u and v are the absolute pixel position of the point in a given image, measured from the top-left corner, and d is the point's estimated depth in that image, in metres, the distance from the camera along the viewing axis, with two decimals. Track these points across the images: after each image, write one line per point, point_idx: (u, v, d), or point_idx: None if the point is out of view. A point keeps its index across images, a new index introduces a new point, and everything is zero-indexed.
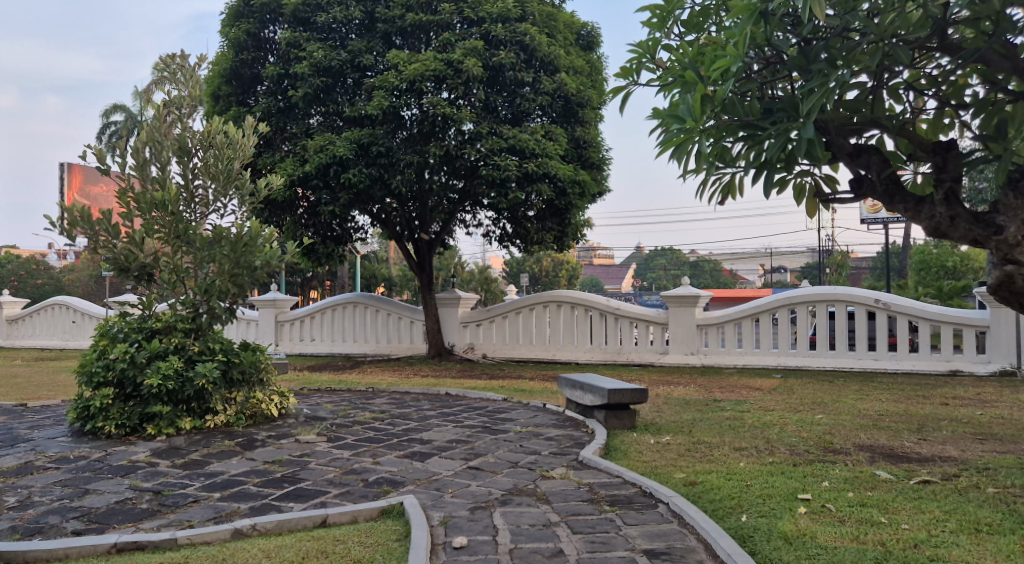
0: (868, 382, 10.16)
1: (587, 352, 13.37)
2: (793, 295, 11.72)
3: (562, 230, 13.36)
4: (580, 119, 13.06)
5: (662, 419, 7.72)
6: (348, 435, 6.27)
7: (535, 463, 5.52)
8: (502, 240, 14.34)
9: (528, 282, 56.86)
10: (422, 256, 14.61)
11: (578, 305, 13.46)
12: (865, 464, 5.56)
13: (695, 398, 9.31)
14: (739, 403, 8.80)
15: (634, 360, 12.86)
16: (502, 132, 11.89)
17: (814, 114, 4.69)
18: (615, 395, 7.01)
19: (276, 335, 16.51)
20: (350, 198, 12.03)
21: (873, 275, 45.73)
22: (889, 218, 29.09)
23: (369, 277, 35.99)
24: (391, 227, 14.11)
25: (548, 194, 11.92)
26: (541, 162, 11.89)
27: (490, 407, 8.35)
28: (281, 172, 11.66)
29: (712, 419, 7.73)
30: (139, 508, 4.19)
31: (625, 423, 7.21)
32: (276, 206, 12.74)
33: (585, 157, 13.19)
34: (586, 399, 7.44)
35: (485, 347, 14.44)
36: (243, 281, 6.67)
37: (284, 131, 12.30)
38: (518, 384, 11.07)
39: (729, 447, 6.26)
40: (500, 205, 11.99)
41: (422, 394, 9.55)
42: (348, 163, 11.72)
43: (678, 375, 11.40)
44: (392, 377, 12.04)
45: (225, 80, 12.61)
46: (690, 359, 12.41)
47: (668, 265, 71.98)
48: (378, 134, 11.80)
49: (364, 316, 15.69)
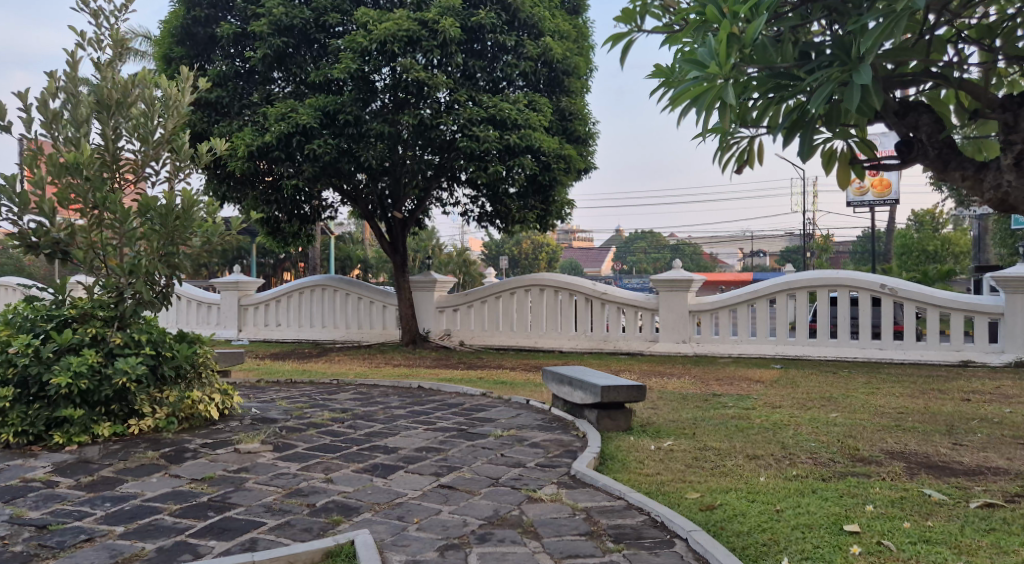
0: (875, 373, 9.37)
1: (571, 340, 12.51)
2: (792, 279, 10.91)
3: (545, 208, 12.44)
4: (566, 89, 12.15)
5: (660, 420, 6.86)
6: (299, 443, 5.34)
7: (520, 479, 4.63)
8: (481, 220, 13.42)
9: (506, 265, 55.96)
10: (395, 236, 13.65)
11: (562, 288, 12.60)
12: (906, 479, 4.74)
13: (692, 392, 8.48)
14: (742, 399, 7.97)
15: (621, 349, 12.03)
16: (482, 101, 10.98)
17: (872, 56, 3.75)
18: (609, 392, 6.21)
19: (239, 320, 15.48)
20: (316, 172, 11.06)
21: (856, 258, 45.21)
22: (876, 201, 28.44)
23: (344, 259, 34.82)
24: (362, 205, 13.13)
25: (531, 168, 11.02)
26: (524, 134, 10.96)
27: (467, 404, 7.46)
28: (238, 142, 10.69)
29: (716, 419, 6.89)
30: (10, 554, 3.27)
31: (619, 425, 6.40)
32: (235, 179, 11.74)
33: (570, 130, 12.24)
34: (576, 397, 6.61)
35: (462, 334, 13.52)
36: (174, 261, 5.72)
37: (244, 98, 11.31)
38: (497, 375, 10.16)
39: (742, 456, 5.41)
40: (479, 179, 11.06)
41: (392, 387, 8.63)
42: (313, 133, 10.75)
43: (670, 366, 10.56)
44: (360, 367, 11.08)
45: (176, 40, 11.51)
46: (681, 347, 11.58)
47: (648, 249, 71.31)
48: (346, 101, 10.82)
49: (333, 300, 14.73)
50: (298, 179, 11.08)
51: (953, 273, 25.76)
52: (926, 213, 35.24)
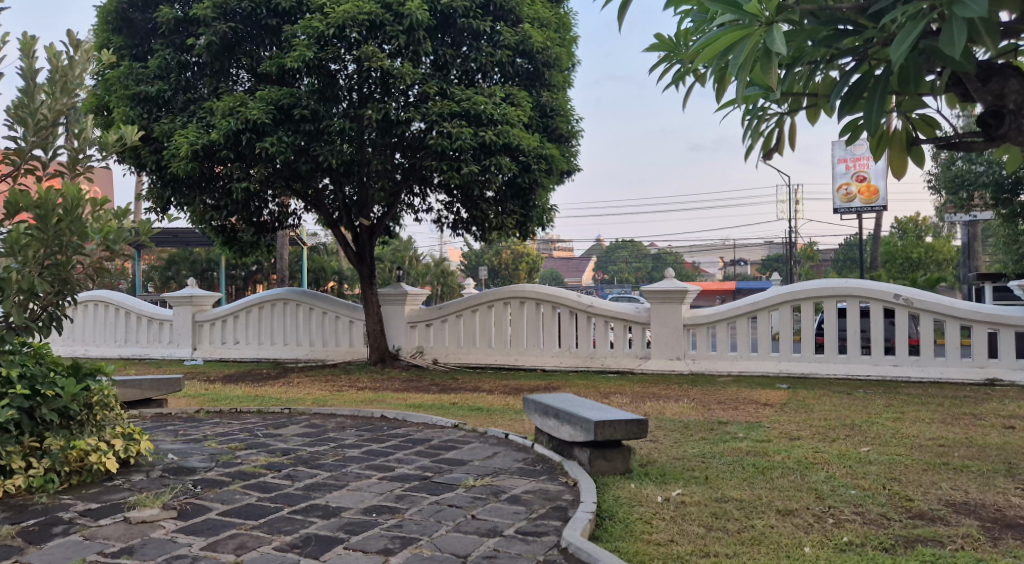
0: (895, 393, 8.36)
1: (555, 357, 11.43)
2: (795, 289, 9.91)
3: (525, 213, 11.31)
4: (547, 83, 11.08)
5: (663, 459, 5.77)
6: (216, 505, 4.21)
7: (496, 558, 3.52)
8: (456, 227, 12.35)
9: (486, 275, 54.87)
10: (362, 245, 12.44)
11: (545, 301, 11.54)
12: (991, 548, 3.67)
13: (695, 420, 7.39)
14: (753, 428, 6.90)
15: (608, 366, 10.97)
16: (453, 94, 9.94)
17: None
18: (604, 428, 5.22)
19: (193, 337, 14.28)
20: (268, 173, 10.02)
21: (840, 265, 44.52)
22: (864, 208, 27.57)
23: (317, 271, 33.38)
24: (325, 211, 12.03)
25: (509, 168, 9.96)
26: (500, 131, 9.91)
27: (436, 440, 6.34)
28: (180, 141, 9.61)
29: (729, 457, 5.82)
30: None
31: (616, 468, 5.35)
32: (182, 182, 10.62)
33: (551, 128, 11.18)
34: (564, 434, 5.58)
35: (436, 352, 12.38)
36: (64, 274, 4.77)
37: (192, 93, 10.31)
38: (472, 399, 9.04)
39: (772, 512, 4.33)
40: (451, 182, 9.97)
41: (350, 418, 7.49)
42: (265, 130, 9.69)
43: (665, 387, 9.50)
44: (321, 391, 9.90)
45: (113, 29, 10.60)
46: (675, 365, 10.54)
47: (630, 259, 70.43)
48: (302, 93, 9.78)
49: (296, 315, 13.56)
50: (249, 182, 10.02)
51: (944, 281, 24.92)
52: (910, 220, 34.51)
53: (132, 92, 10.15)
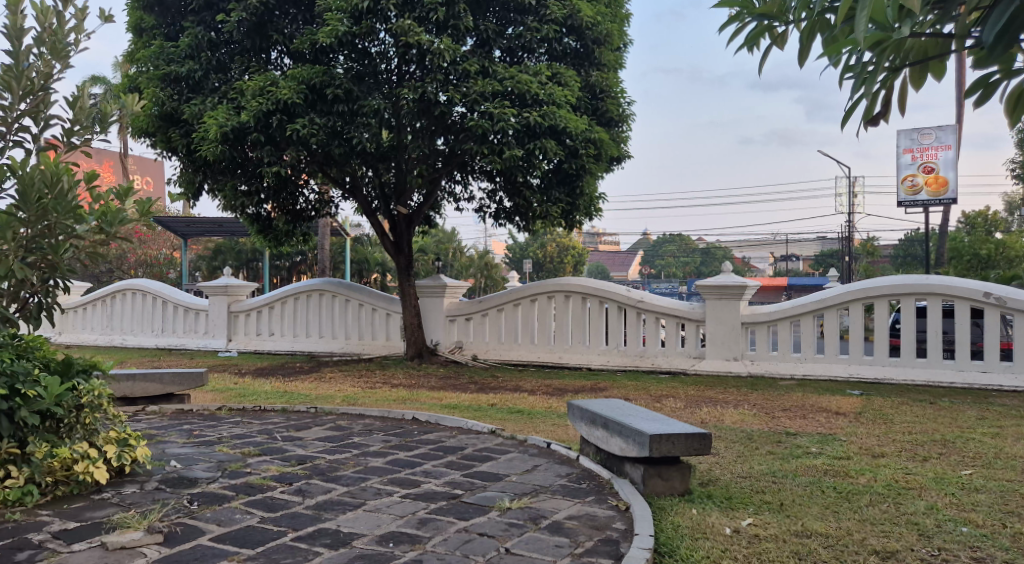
0: (985, 403, 7.47)
1: (601, 355, 10.72)
2: (866, 286, 9.04)
3: (572, 202, 10.60)
4: (597, 62, 10.37)
5: (727, 478, 5.04)
6: (211, 527, 3.65)
7: None
8: (498, 216, 11.72)
9: (530, 269, 54.25)
10: (400, 234, 11.84)
11: (591, 295, 10.85)
12: None
13: (760, 430, 6.62)
14: (828, 441, 6.11)
15: (659, 366, 10.23)
16: (496, 72, 9.32)
17: None
18: (661, 443, 4.53)
19: (229, 329, 13.93)
20: (300, 158, 9.52)
21: (900, 262, 42.77)
22: (930, 201, 26.16)
23: (361, 262, 33.03)
24: (362, 199, 11.47)
25: (554, 151, 9.29)
26: (546, 111, 9.25)
27: (470, 449, 5.70)
28: (209, 122, 9.14)
29: (804, 476, 5.06)
30: None
31: (673, 488, 4.66)
32: (213, 167, 10.18)
33: (601, 109, 10.44)
34: (615, 447, 4.92)
35: (475, 348, 11.76)
36: (52, 259, 4.33)
37: (223, 73, 9.88)
38: (511, 400, 8.40)
39: (869, 554, 3.59)
40: (492, 167, 9.33)
41: (379, 420, 6.91)
42: (296, 111, 9.23)
43: (722, 390, 8.73)
44: (353, 388, 9.36)
45: (144, 7, 10.23)
46: (731, 366, 9.76)
47: (677, 253, 69.09)
48: (335, 73, 9.30)
49: (332, 307, 13.10)
50: (280, 166, 9.53)
51: (1018, 279, 23.41)
52: (978, 215, 32.76)
53: (163, 72, 9.76)
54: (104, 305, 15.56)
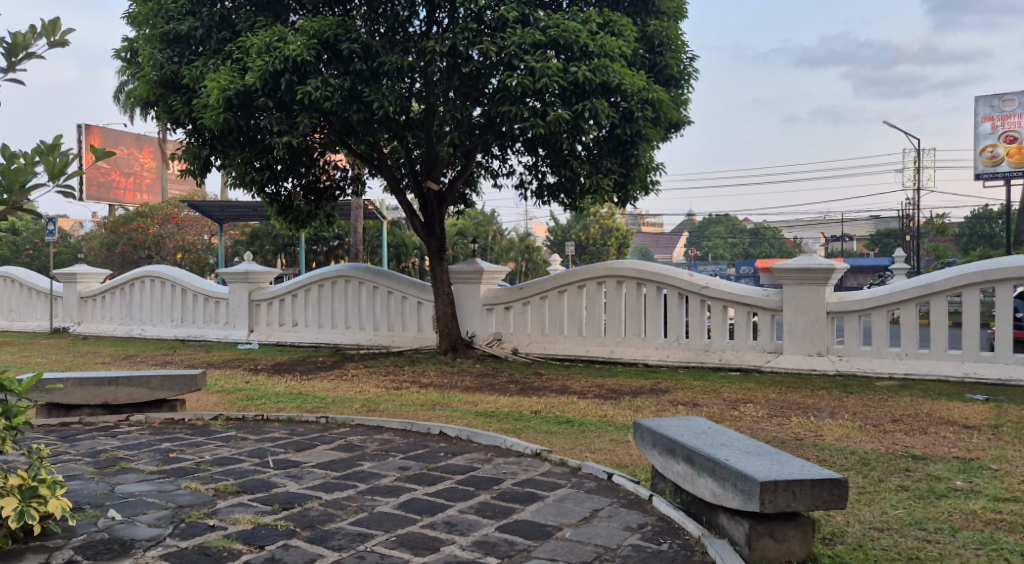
0: None
1: (659, 349, 9.36)
2: (985, 269, 7.54)
3: (626, 173, 9.23)
4: (654, 9, 9.06)
5: (859, 533, 3.67)
6: None
7: None
8: (541, 193, 10.40)
9: (574, 252, 52.74)
10: (431, 214, 10.50)
11: (647, 280, 9.51)
12: None
13: (875, 451, 5.21)
14: (975, 469, 4.68)
15: (727, 363, 8.84)
16: (537, 19, 8.04)
17: None
18: (777, 495, 3.20)
19: (250, 318, 12.90)
20: (314, 124, 8.30)
21: (966, 241, 40.48)
22: (1010, 175, 24.12)
23: (399, 245, 31.93)
24: (389, 174, 10.19)
25: (606, 112, 7.93)
26: (597, 66, 7.94)
27: (509, 482, 4.43)
28: (210, 86, 7.99)
29: (966, 532, 3.65)
30: None
31: (789, 552, 3.33)
32: (221, 139, 9.02)
33: (659, 65, 9.05)
34: (706, 490, 3.60)
35: (516, 341, 10.49)
36: None
37: (228, 30, 8.73)
38: (559, 405, 7.11)
39: None
40: (535, 131, 7.94)
41: (399, 437, 5.69)
42: (308, 70, 8.03)
43: (809, 393, 7.33)
44: (376, 388, 8.17)
45: None
46: (815, 363, 8.31)
47: (726, 234, 66.91)
48: (351, 26, 8.11)
49: (359, 295, 11.97)
50: (292, 136, 8.32)
51: None
52: None
53: (161, 31, 8.69)
54: (123, 294, 14.66)
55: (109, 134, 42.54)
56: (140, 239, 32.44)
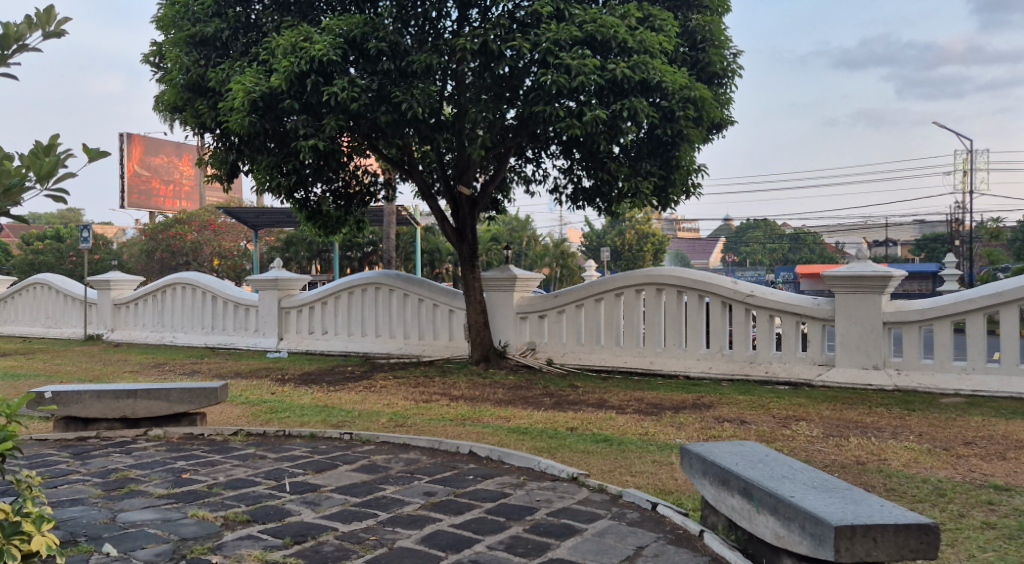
0: None
1: (701, 360, 8.90)
2: None
3: (666, 175, 8.79)
4: (697, 4, 8.63)
5: None
6: None
7: None
8: (576, 197, 10.00)
9: (609, 257, 52.19)
10: (462, 219, 10.15)
11: (689, 288, 9.05)
12: None
13: (949, 478, 4.71)
14: None
15: (774, 375, 8.35)
16: (573, 14, 7.68)
17: None
18: (855, 543, 2.76)
19: (280, 326, 12.69)
20: (341, 126, 8.01)
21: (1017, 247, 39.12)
22: None
23: (433, 252, 31.73)
24: (419, 178, 9.87)
25: (646, 112, 7.52)
26: (637, 62, 7.54)
27: (543, 512, 4.04)
28: (236, 88, 7.76)
29: None
30: None
31: None
32: (248, 143, 8.78)
33: (702, 62, 8.61)
34: (768, 529, 3.17)
35: (551, 351, 10.10)
36: None
37: (254, 32, 8.53)
38: (596, 421, 6.70)
39: None
40: (571, 133, 7.56)
41: (426, 456, 5.33)
42: (334, 70, 7.76)
43: (867, 410, 6.82)
44: (405, 401, 7.84)
45: None
46: (871, 377, 7.79)
47: (765, 239, 65.75)
48: (379, 24, 7.82)
49: (389, 302, 11.68)
50: (319, 139, 8.05)
51: None
52: None
53: (187, 33, 8.47)
54: (155, 301, 14.56)
55: (149, 142, 43.07)
56: (177, 246, 32.69)
